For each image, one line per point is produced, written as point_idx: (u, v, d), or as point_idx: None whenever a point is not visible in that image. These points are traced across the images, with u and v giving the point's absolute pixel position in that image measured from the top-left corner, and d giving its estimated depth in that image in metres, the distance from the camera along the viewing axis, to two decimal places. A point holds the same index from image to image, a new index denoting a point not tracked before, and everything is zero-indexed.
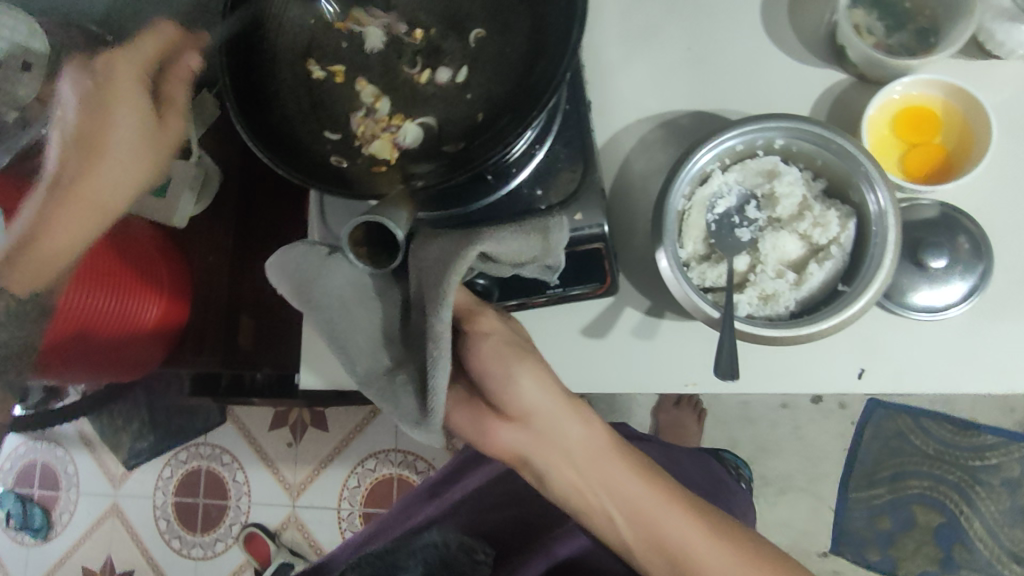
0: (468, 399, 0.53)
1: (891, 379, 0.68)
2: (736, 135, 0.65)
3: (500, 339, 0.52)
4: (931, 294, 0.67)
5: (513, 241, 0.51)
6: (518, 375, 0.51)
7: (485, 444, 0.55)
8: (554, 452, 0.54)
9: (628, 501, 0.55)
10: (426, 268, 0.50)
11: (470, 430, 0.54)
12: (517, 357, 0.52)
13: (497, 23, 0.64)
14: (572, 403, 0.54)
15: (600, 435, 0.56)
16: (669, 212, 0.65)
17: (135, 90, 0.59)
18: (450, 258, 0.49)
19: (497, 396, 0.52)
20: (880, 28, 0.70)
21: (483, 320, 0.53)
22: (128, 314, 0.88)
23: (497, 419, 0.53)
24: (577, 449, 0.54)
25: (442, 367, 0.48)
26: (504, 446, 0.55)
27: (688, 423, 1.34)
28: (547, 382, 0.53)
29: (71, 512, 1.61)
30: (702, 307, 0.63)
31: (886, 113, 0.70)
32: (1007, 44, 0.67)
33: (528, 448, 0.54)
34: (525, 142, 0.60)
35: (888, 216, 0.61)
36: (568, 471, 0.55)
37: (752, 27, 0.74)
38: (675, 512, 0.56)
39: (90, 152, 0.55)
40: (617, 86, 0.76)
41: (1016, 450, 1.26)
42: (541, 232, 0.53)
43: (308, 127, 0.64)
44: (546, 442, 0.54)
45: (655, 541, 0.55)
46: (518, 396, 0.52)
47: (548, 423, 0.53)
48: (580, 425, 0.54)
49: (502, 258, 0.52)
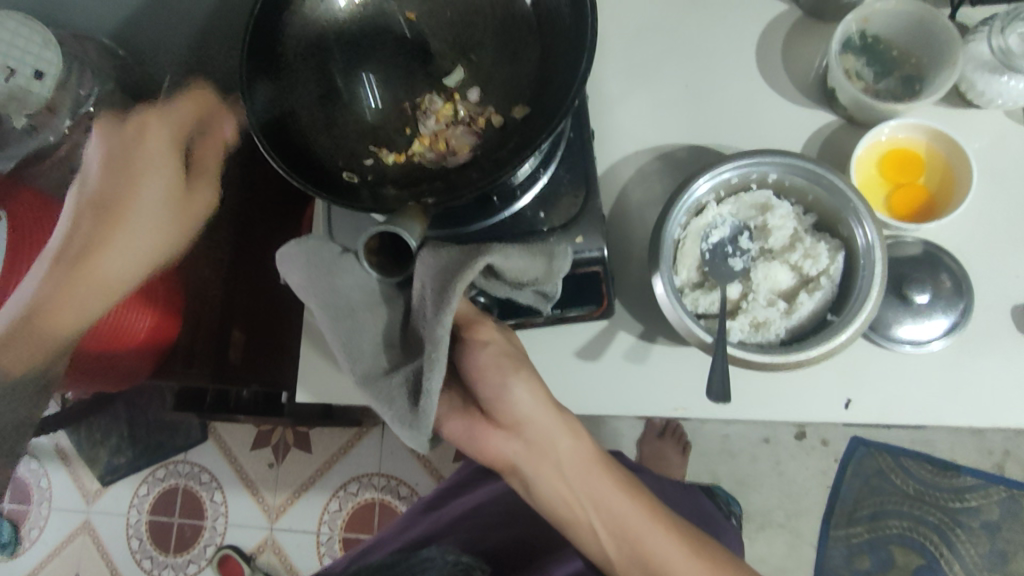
0: (462, 408, 0.54)
1: (879, 409, 0.70)
2: (733, 168, 0.68)
3: (498, 349, 0.53)
4: (914, 328, 0.70)
5: (519, 259, 0.55)
6: (513, 385, 0.52)
7: (474, 452, 0.55)
8: (544, 463, 0.54)
9: (616, 519, 0.56)
10: (432, 273, 0.53)
11: (463, 438, 0.54)
12: (513, 369, 0.52)
13: (507, 52, 0.68)
14: (565, 418, 0.54)
15: (588, 450, 0.56)
16: (667, 238, 0.67)
17: (163, 152, 0.67)
18: (458, 267, 0.52)
19: (490, 406, 0.53)
20: (869, 73, 0.74)
21: (483, 329, 0.54)
22: (115, 323, 0.88)
23: (490, 427, 0.53)
24: (567, 461, 0.55)
25: (439, 371, 0.50)
26: (494, 456, 0.55)
27: (670, 455, 1.34)
28: (541, 395, 0.53)
29: (40, 527, 1.57)
30: (695, 331, 0.65)
31: (874, 153, 0.73)
32: (986, 94, 0.70)
33: (520, 459, 0.54)
34: (530, 165, 0.63)
35: (875, 250, 0.64)
36: (558, 484, 0.55)
37: (748, 68, 0.78)
38: (659, 532, 0.57)
39: (113, 217, 0.65)
40: (616, 116, 0.79)
41: (995, 493, 1.28)
42: (547, 257, 0.57)
43: (320, 142, 0.66)
44: (537, 453, 0.54)
45: (637, 556, 0.56)
46: (512, 407, 0.52)
47: (541, 436, 0.53)
48: (571, 440, 0.54)
49: (506, 275, 0.55)
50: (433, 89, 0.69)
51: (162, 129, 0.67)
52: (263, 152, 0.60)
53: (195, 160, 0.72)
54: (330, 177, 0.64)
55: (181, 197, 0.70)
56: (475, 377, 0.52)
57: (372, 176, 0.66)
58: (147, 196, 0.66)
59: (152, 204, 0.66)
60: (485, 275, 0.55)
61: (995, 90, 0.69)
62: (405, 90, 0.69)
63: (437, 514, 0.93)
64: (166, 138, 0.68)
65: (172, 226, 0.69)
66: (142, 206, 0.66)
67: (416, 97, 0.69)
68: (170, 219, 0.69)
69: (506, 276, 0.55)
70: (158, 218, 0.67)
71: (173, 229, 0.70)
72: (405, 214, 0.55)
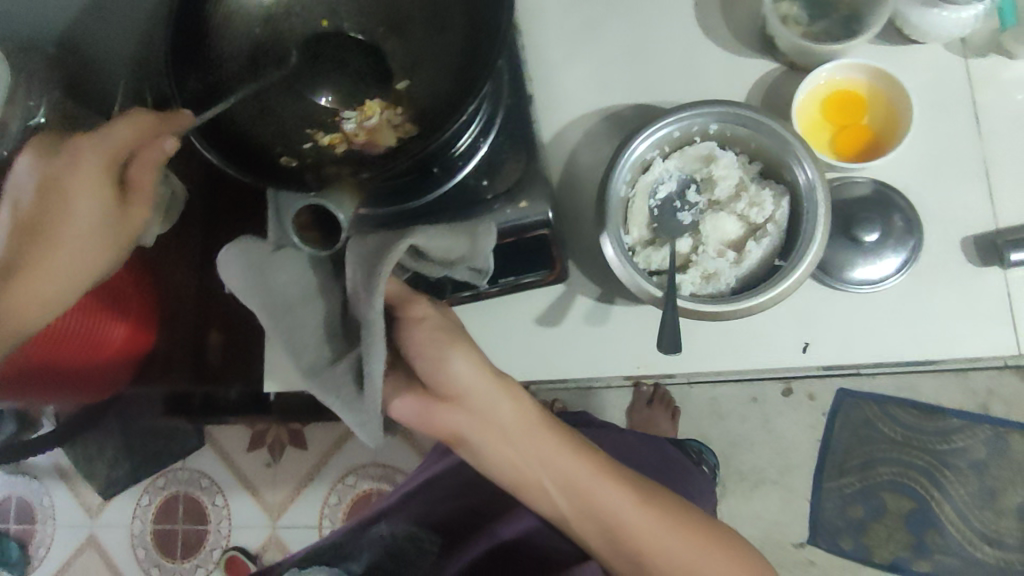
0: (407, 386, 0.54)
1: (837, 351, 0.70)
2: (672, 122, 0.68)
3: (433, 323, 0.52)
4: (868, 268, 0.70)
5: (443, 239, 0.54)
6: (452, 358, 0.52)
7: (423, 426, 0.56)
8: (490, 429, 0.55)
9: (566, 477, 0.57)
10: (359, 261, 0.52)
11: (411, 416, 0.56)
12: (449, 342, 0.52)
13: (435, 23, 0.68)
14: (504, 384, 0.55)
15: (532, 411, 0.57)
16: (611, 198, 0.67)
17: (96, 180, 0.62)
18: (382, 251, 0.50)
19: (431, 379, 0.53)
20: (804, 17, 0.74)
21: (416, 305, 0.52)
22: (90, 335, 0.90)
23: (434, 402, 0.55)
24: (510, 424, 0.56)
25: (378, 353, 0.49)
26: (442, 427, 0.56)
27: (660, 421, 1.33)
28: (479, 363, 0.54)
29: (48, 544, 1.58)
30: (645, 287, 0.65)
31: (816, 98, 0.73)
32: (921, 27, 0.70)
33: (463, 428, 0.55)
34: (468, 132, 0.64)
35: (817, 190, 0.64)
36: (502, 446, 0.56)
37: (687, 22, 0.78)
38: (610, 486, 0.58)
39: (28, 265, 0.64)
40: (560, 83, 0.79)
41: (981, 432, 1.28)
42: (470, 235, 0.57)
43: (259, 131, 0.65)
44: (479, 420, 0.55)
45: (590, 511, 0.58)
46: (451, 379, 0.52)
47: (483, 403, 0.54)
48: (513, 403, 0.56)
49: (431, 255, 0.54)
50: (366, 69, 0.69)
51: (95, 152, 0.62)
52: (197, 146, 0.60)
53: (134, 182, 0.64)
54: (268, 163, 0.63)
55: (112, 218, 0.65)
56: (413, 352, 0.52)
57: (311, 159, 0.65)
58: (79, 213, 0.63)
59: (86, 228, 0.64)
60: (412, 256, 0.55)
61: (931, 23, 0.69)
62: (336, 70, 0.69)
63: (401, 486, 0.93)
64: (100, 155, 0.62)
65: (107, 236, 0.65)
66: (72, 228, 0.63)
67: (347, 75, 0.69)
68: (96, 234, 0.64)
69: (431, 255, 0.54)
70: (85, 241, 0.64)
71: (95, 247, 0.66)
72: None
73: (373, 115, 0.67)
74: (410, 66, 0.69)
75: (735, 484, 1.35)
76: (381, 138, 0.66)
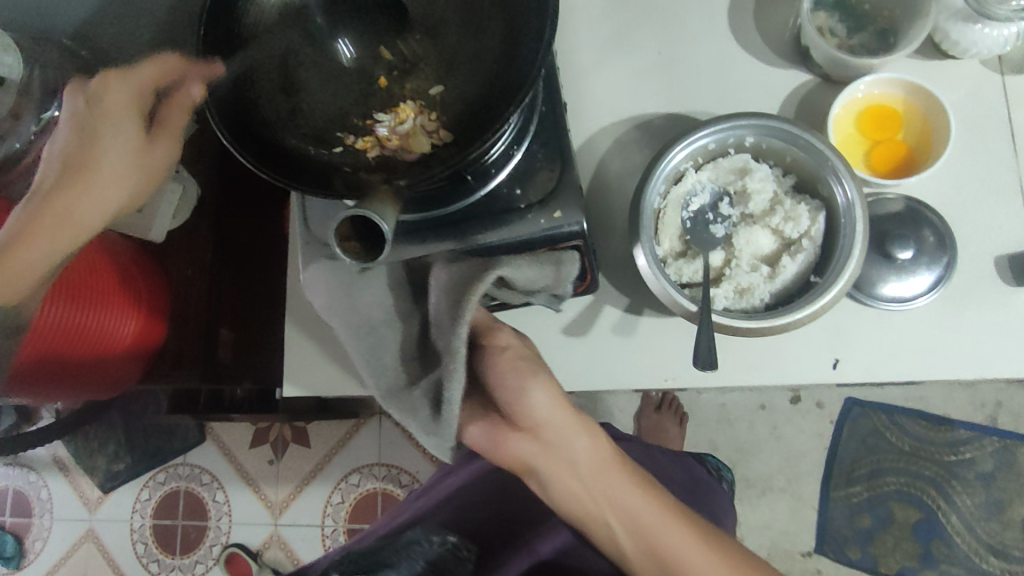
0: (483, 411, 0.58)
1: (865, 368, 0.70)
2: (709, 133, 0.67)
3: (514, 353, 0.57)
4: (899, 285, 0.70)
5: (529, 269, 0.63)
6: (532, 389, 0.55)
7: (496, 455, 0.59)
8: (560, 462, 0.58)
9: (631, 516, 0.58)
10: (449, 290, 0.59)
11: (485, 445, 0.59)
12: (530, 372, 0.56)
13: (472, 27, 0.66)
14: (579, 419, 0.58)
15: (604, 449, 0.59)
16: (646, 209, 0.66)
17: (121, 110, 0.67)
18: (475, 279, 0.58)
19: (509, 410, 0.57)
20: (842, 29, 0.73)
21: (500, 334, 0.58)
22: (96, 330, 0.87)
23: (511, 431, 0.57)
24: (582, 460, 0.58)
25: (457, 382, 0.56)
26: (513, 457, 0.58)
27: (669, 427, 1.33)
28: (557, 395, 0.57)
29: (45, 538, 1.56)
30: (679, 301, 0.64)
31: (851, 111, 0.72)
32: (961, 43, 0.70)
33: (534, 458, 0.57)
34: (503, 142, 0.62)
35: (855, 208, 0.63)
36: (571, 482, 0.58)
37: (721, 31, 0.77)
38: (674, 528, 0.58)
39: (77, 177, 0.66)
40: (590, 91, 0.78)
41: (989, 443, 1.29)
42: (554, 264, 0.66)
43: (290, 133, 0.65)
44: (552, 450, 0.57)
45: (653, 553, 0.57)
46: (529, 412, 0.56)
47: (559, 437, 0.57)
48: (586, 438, 0.58)
49: (517, 284, 0.63)
50: (399, 75, 0.68)
51: (124, 87, 0.67)
52: (229, 148, 0.60)
53: (161, 119, 0.70)
54: (302, 166, 0.62)
55: (140, 152, 0.69)
56: (494, 378, 0.56)
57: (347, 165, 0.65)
58: (110, 151, 0.66)
59: (115, 165, 0.67)
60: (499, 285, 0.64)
61: (970, 40, 0.69)
62: (370, 75, 0.68)
63: (427, 496, 0.93)
64: (126, 95, 0.68)
65: (132, 177, 0.69)
66: (102, 171, 0.66)
67: (380, 81, 0.68)
68: (126, 176, 0.68)
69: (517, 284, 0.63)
70: (119, 177, 0.68)
71: (124, 187, 0.69)
72: (376, 198, 0.55)
73: (407, 119, 0.66)
74: (444, 72, 0.67)
75: (741, 491, 1.35)
76: (416, 147, 0.65)
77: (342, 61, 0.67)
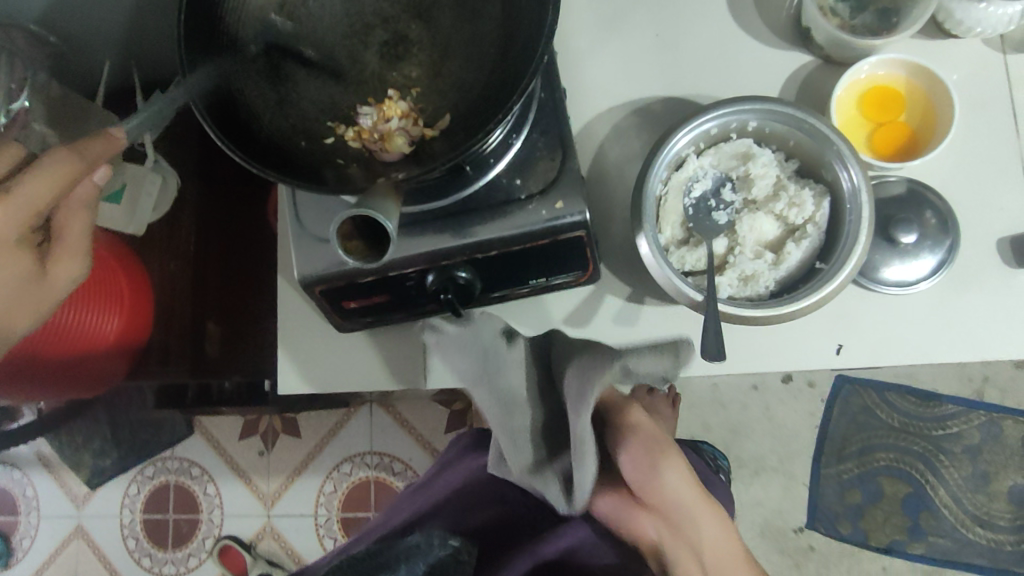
0: (613, 488, 0.66)
1: (870, 353, 0.70)
2: (712, 118, 0.65)
3: (651, 431, 0.64)
4: (902, 269, 0.69)
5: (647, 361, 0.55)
6: (664, 470, 0.63)
7: (627, 528, 0.66)
8: (684, 543, 0.64)
9: None
10: (571, 383, 0.56)
11: (619, 517, 0.66)
12: (664, 456, 0.63)
13: (465, 10, 0.64)
14: (706, 504, 0.64)
15: (727, 537, 0.65)
16: (648, 196, 0.65)
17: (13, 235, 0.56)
18: (592, 373, 0.54)
19: (638, 488, 0.64)
20: (844, 9, 0.71)
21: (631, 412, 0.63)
22: (70, 329, 0.85)
23: (639, 507, 0.65)
24: (707, 546, 0.64)
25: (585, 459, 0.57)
26: (641, 533, 0.66)
27: (663, 410, 1.31)
28: (686, 479, 0.64)
29: (32, 536, 1.53)
30: (684, 291, 0.63)
31: (853, 93, 0.71)
32: (965, 23, 0.68)
33: (658, 533, 0.64)
34: (502, 131, 0.60)
35: (861, 193, 0.62)
36: (690, 563, 0.64)
37: (719, 12, 0.75)
38: None
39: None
40: (587, 75, 0.76)
41: (977, 418, 1.31)
42: (674, 353, 0.56)
43: (278, 125, 0.62)
44: (676, 530, 0.64)
45: None
46: (662, 488, 0.63)
47: (688, 519, 0.63)
48: (712, 525, 0.64)
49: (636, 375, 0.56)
50: (389, 58, 0.65)
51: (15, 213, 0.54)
52: (213, 139, 0.55)
53: (61, 229, 0.61)
54: (293, 160, 0.60)
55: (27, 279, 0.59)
56: (629, 457, 0.63)
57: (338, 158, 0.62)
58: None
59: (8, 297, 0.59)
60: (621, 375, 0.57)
61: (974, 19, 0.68)
62: (360, 59, 0.65)
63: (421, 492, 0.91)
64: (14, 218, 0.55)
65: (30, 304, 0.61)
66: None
67: (371, 65, 0.65)
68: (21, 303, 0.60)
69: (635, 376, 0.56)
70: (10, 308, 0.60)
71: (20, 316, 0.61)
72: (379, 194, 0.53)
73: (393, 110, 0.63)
74: (438, 55, 0.64)
75: (735, 471, 1.35)
76: (398, 137, 0.62)
77: (331, 46, 0.65)
